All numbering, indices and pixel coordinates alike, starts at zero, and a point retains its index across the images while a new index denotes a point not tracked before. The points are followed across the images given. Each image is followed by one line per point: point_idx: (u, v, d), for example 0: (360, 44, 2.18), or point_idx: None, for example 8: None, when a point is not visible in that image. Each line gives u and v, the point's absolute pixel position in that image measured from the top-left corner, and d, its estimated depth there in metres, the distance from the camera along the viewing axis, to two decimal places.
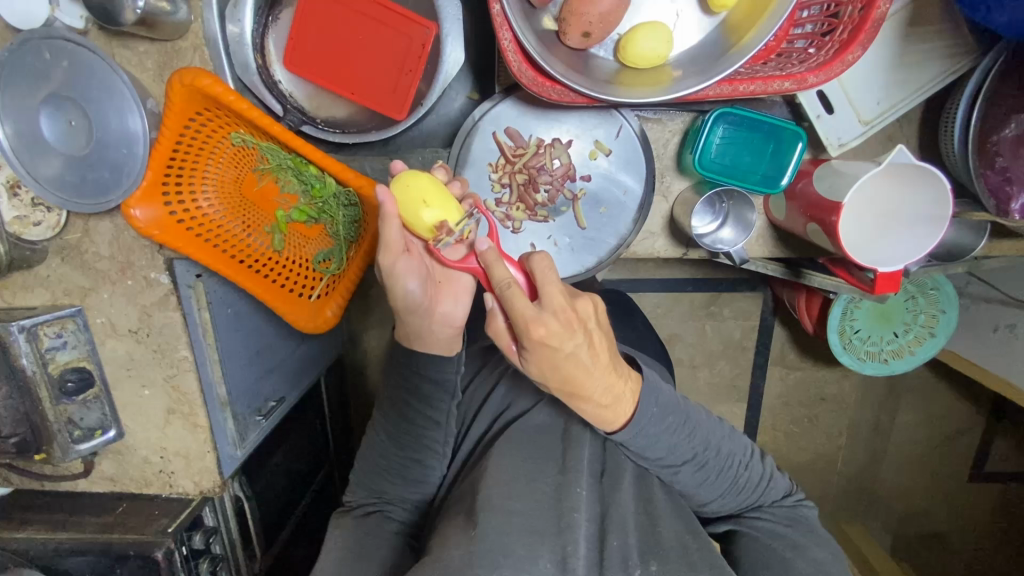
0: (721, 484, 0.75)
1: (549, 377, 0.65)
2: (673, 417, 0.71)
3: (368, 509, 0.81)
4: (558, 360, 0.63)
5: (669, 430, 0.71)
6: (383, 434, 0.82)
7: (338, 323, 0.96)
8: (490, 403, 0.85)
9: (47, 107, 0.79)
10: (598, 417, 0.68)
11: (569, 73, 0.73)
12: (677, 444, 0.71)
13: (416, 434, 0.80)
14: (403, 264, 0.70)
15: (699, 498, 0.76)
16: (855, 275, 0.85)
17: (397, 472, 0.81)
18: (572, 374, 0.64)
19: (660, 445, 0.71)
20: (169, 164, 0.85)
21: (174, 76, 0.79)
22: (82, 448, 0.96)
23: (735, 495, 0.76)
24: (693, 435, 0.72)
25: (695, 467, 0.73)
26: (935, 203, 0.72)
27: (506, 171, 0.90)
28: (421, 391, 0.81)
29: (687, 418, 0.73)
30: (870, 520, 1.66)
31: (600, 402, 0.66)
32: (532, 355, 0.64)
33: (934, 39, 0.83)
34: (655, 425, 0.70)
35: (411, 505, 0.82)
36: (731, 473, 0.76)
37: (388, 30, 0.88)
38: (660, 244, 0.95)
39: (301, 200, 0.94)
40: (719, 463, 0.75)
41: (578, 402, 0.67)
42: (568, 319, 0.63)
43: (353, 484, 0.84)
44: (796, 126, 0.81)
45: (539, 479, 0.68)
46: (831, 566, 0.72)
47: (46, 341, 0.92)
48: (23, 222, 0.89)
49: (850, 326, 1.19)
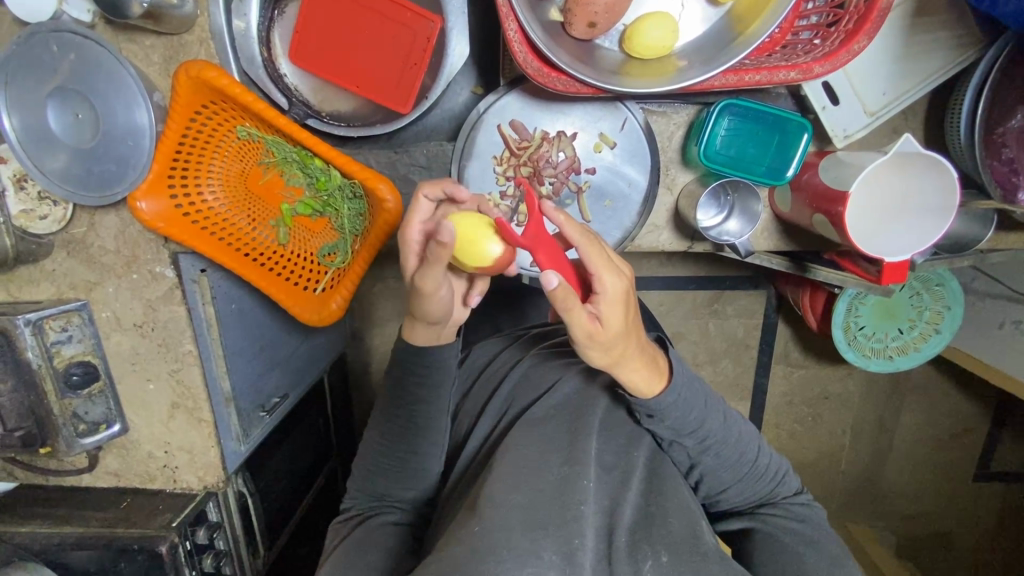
0: (740, 469, 0.75)
1: (620, 339, 0.61)
2: (699, 386, 0.73)
3: (367, 515, 0.81)
4: (628, 315, 0.61)
5: (699, 404, 0.72)
6: (381, 437, 0.82)
7: (343, 316, 0.96)
8: (496, 397, 0.85)
9: (55, 99, 0.80)
10: (639, 382, 0.68)
11: (576, 65, 0.73)
12: (705, 420, 0.72)
13: (414, 424, 0.80)
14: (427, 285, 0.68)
15: (719, 483, 0.76)
16: (861, 266, 0.85)
17: (395, 472, 0.81)
18: (632, 328, 0.62)
19: (691, 417, 0.71)
20: (175, 157, 0.85)
21: (180, 69, 0.80)
22: (87, 443, 0.96)
23: (753, 485, 0.76)
24: (717, 409, 0.73)
25: (718, 448, 0.74)
26: (942, 193, 0.72)
27: (512, 164, 0.91)
28: (426, 385, 0.80)
29: (709, 396, 0.73)
30: (875, 520, 1.65)
31: (642, 364, 0.67)
32: (618, 312, 0.59)
33: (940, 29, 0.83)
34: (687, 395, 0.71)
35: (409, 505, 0.82)
36: (751, 459, 0.76)
37: (393, 23, 0.89)
38: (665, 237, 0.95)
39: (306, 193, 0.95)
40: (740, 447, 0.75)
41: (624, 364, 0.65)
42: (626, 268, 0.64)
43: (352, 489, 0.84)
44: (801, 117, 0.81)
45: (543, 470, 0.68)
46: (847, 560, 0.72)
47: (52, 335, 0.92)
48: (29, 216, 0.92)
49: (855, 322, 1.18)
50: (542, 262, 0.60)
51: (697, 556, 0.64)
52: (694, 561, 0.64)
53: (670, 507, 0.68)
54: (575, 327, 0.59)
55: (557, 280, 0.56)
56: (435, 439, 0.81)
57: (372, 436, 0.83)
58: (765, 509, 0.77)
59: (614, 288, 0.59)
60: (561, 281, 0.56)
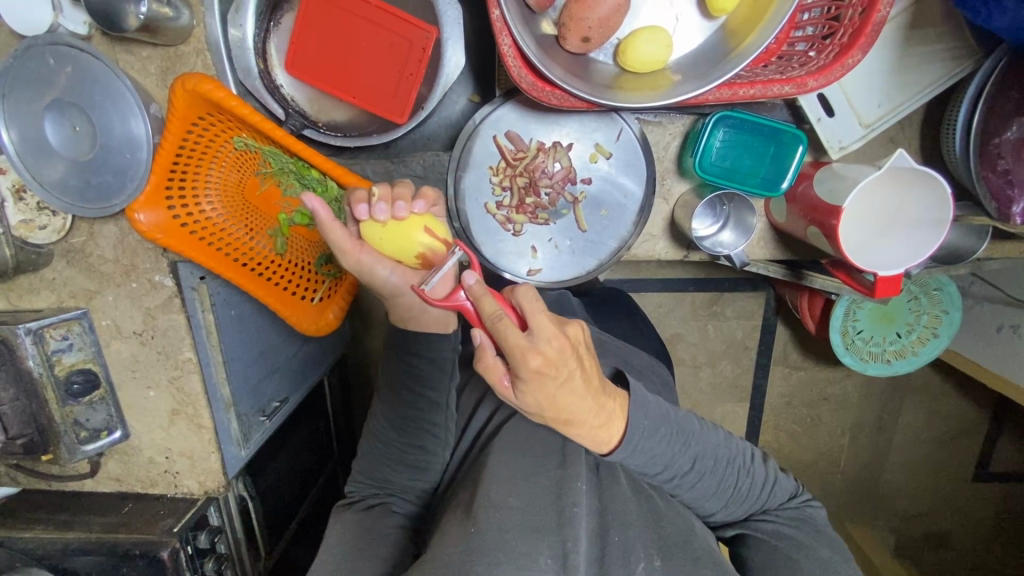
0: (720, 495, 0.75)
1: (555, 402, 0.62)
2: (665, 429, 0.70)
3: (370, 501, 0.81)
4: (548, 394, 0.62)
5: (665, 448, 0.70)
6: (385, 420, 0.83)
7: (339, 325, 1.01)
8: (489, 395, 0.85)
9: (51, 112, 0.81)
10: (587, 441, 0.67)
11: (569, 79, 0.73)
12: (672, 458, 0.70)
13: (418, 419, 0.81)
14: (367, 260, 0.71)
15: (703, 509, 0.76)
16: (855, 277, 0.85)
17: (398, 461, 0.81)
18: (576, 399, 0.62)
19: (656, 460, 0.69)
20: (172, 170, 0.85)
21: (177, 82, 0.80)
22: (89, 449, 0.97)
23: (738, 505, 0.76)
24: (688, 446, 0.71)
25: (692, 480, 0.72)
26: (936, 206, 0.73)
27: (507, 174, 0.91)
28: (418, 384, 0.81)
29: (682, 432, 0.71)
30: (874, 520, 1.66)
31: (590, 425, 0.65)
32: (526, 388, 0.62)
33: (935, 41, 0.84)
34: (648, 443, 0.69)
35: (415, 495, 0.82)
36: (732, 484, 0.75)
37: (388, 33, 0.89)
38: (660, 246, 0.96)
39: (303, 205, 0.92)
40: (718, 473, 0.74)
41: (566, 429, 0.65)
42: (562, 349, 0.60)
43: (356, 473, 0.84)
44: (796, 128, 0.82)
45: (538, 474, 0.68)
46: (837, 565, 0.72)
47: (52, 343, 0.92)
48: (28, 225, 0.92)
49: (853, 327, 1.18)
50: (471, 315, 0.66)
51: (689, 559, 0.65)
52: (685, 567, 0.64)
53: (663, 512, 0.69)
54: (493, 384, 0.66)
55: (479, 337, 0.64)
56: (440, 435, 0.81)
57: (375, 422, 0.84)
58: (760, 516, 0.77)
59: (523, 372, 0.60)
60: (483, 339, 0.64)
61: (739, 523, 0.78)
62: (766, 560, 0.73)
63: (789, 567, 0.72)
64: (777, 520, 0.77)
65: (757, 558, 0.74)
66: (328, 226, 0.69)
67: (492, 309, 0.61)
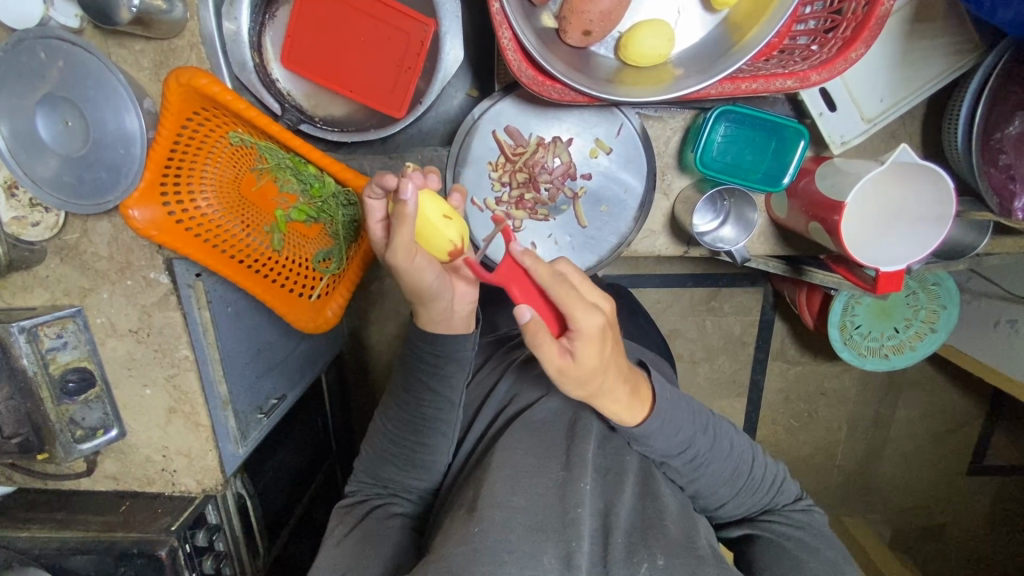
0: (735, 482, 0.75)
1: (600, 369, 0.62)
2: (686, 405, 0.73)
3: (373, 502, 0.80)
4: (607, 355, 0.62)
5: (688, 424, 0.71)
6: (393, 423, 0.80)
7: (339, 323, 0.96)
8: (495, 391, 0.84)
9: (43, 108, 0.79)
10: (620, 411, 0.67)
11: (569, 73, 0.72)
12: (693, 438, 0.72)
13: (430, 420, 0.78)
14: (420, 261, 0.66)
15: (715, 498, 0.76)
16: (856, 273, 0.84)
17: (402, 461, 0.79)
18: (611, 365, 0.63)
19: (679, 437, 0.71)
20: (167, 165, 0.83)
21: (171, 76, 0.78)
22: (84, 449, 0.96)
23: (748, 497, 0.76)
24: (707, 426, 0.73)
25: (709, 463, 0.73)
26: (936, 203, 0.73)
27: (507, 170, 0.90)
28: (435, 382, 0.77)
29: (700, 413, 0.74)
30: (869, 513, 1.67)
31: (623, 398, 0.66)
32: (587, 352, 0.60)
33: (937, 36, 0.84)
34: (673, 416, 0.70)
35: (417, 496, 0.81)
36: (744, 470, 0.76)
37: (387, 28, 0.89)
38: (661, 242, 0.96)
39: (300, 199, 0.93)
40: (732, 459, 0.75)
41: (600, 402, 0.65)
42: (610, 310, 0.65)
43: (359, 472, 0.83)
44: (797, 124, 0.82)
45: (541, 475, 0.67)
46: (841, 566, 0.72)
47: (47, 342, 0.91)
48: (21, 223, 0.90)
49: (851, 322, 1.17)
50: (516, 297, 0.63)
51: (693, 558, 0.64)
52: (690, 566, 0.63)
53: (667, 511, 0.68)
54: (545, 362, 0.61)
55: (530, 313, 0.60)
56: (448, 434, 0.78)
57: (382, 423, 0.81)
58: (767, 518, 0.77)
59: (586, 331, 0.59)
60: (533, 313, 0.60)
61: (747, 522, 0.78)
62: (769, 559, 0.73)
63: (797, 565, 0.72)
64: (783, 521, 0.76)
65: (762, 557, 0.73)
66: (404, 221, 0.62)
67: (552, 273, 0.60)
